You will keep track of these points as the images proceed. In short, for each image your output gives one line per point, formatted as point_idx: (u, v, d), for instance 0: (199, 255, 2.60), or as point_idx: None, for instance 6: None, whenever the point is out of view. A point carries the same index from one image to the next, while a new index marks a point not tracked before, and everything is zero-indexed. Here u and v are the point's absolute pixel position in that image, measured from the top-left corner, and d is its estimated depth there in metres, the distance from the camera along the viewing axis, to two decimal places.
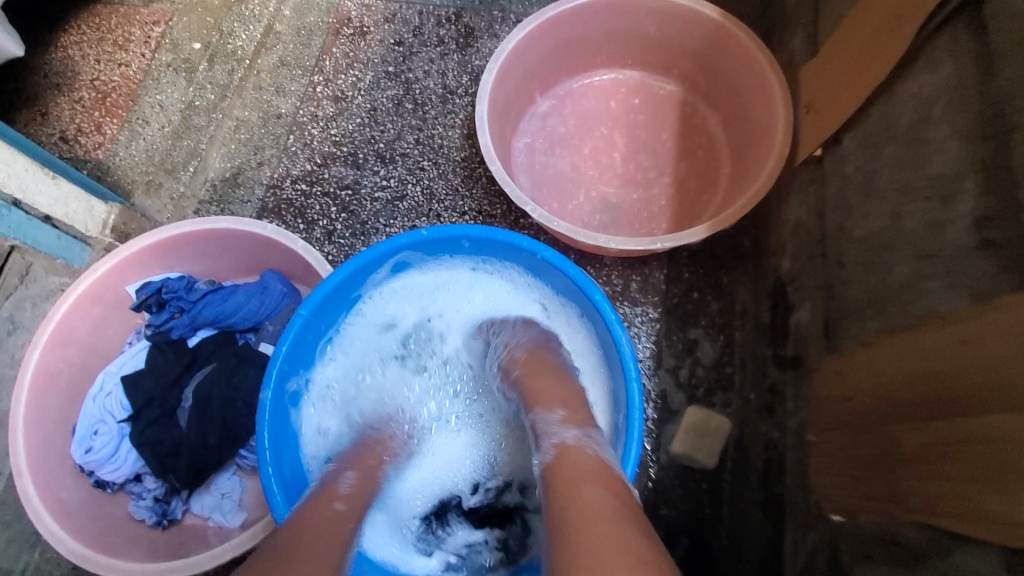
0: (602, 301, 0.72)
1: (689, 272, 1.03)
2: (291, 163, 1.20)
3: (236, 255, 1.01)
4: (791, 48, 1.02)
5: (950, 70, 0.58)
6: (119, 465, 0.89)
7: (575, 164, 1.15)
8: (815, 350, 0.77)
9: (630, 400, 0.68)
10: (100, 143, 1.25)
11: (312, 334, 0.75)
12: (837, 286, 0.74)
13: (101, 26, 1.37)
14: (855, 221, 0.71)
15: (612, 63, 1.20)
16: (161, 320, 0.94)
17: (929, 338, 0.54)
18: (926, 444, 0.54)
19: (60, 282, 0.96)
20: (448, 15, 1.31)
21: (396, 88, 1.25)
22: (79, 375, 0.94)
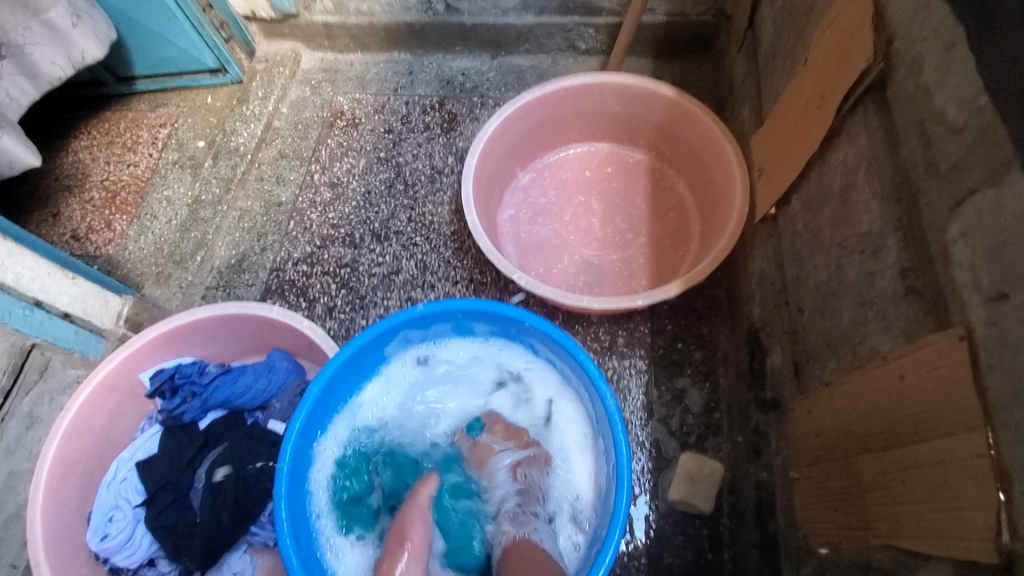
0: (587, 360, 0.80)
1: (671, 324, 1.10)
2: (292, 247, 1.29)
3: (243, 336, 1.07)
4: (742, 118, 1.14)
5: (866, 143, 0.67)
6: (134, 551, 0.90)
7: (558, 230, 1.25)
8: (789, 391, 0.83)
9: (619, 450, 0.74)
10: (110, 239, 1.33)
11: (322, 409, 0.82)
12: (801, 331, 0.81)
13: (111, 131, 1.50)
14: (808, 272, 0.79)
15: (583, 137, 1.32)
16: (172, 404, 0.99)
17: (875, 375, 0.60)
18: (883, 471, 0.59)
19: (76, 374, 1.00)
20: (432, 104, 1.45)
21: (387, 172, 1.36)
22: (93, 463, 0.97)
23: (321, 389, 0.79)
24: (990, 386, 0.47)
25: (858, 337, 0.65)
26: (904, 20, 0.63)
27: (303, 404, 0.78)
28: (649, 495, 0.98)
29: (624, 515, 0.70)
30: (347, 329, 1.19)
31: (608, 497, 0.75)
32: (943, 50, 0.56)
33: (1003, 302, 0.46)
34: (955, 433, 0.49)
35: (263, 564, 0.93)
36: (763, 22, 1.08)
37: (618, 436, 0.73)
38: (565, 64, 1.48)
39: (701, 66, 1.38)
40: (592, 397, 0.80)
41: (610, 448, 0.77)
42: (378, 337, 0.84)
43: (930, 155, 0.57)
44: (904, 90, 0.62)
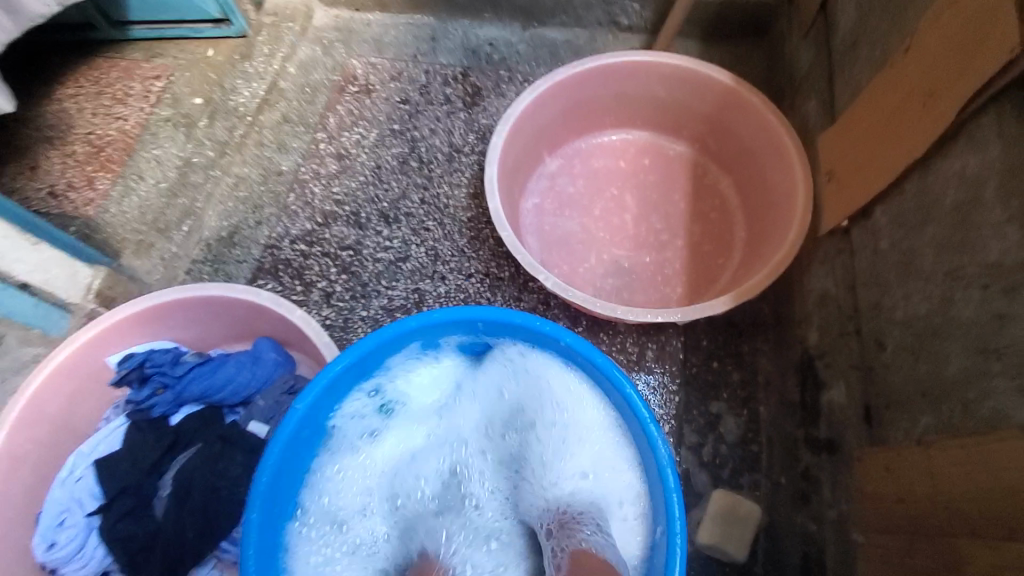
0: (633, 396, 0.67)
1: (708, 341, 0.98)
2: (290, 223, 1.16)
3: (227, 321, 0.95)
4: (806, 113, 1.00)
5: (999, 152, 0.55)
6: (85, 563, 0.78)
7: (586, 225, 1.12)
8: (854, 437, 0.71)
9: (671, 513, 0.62)
10: (91, 199, 1.20)
11: (310, 428, 0.69)
12: (877, 368, 0.69)
13: (100, 80, 1.36)
14: (895, 300, 0.67)
15: (620, 124, 1.18)
16: (141, 396, 0.87)
17: (1005, 446, 0.48)
18: (1001, 567, 0.47)
19: (35, 353, 0.88)
20: (454, 75, 1.31)
21: (400, 146, 1.23)
22: (47, 455, 0.85)
23: (309, 405, 0.67)
24: None
25: (971, 391, 0.53)
26: None
27: (285, 421, 0.65)
28: None
29: None
30: (344, 319, 1.07)
31: (653, 563, 0.63)
32: None
33: None
34: None
35: None
36: (842, 5, 0.94)
37: (671, 495, 0.62)
38: (604, 41, 1.34)
39: (756, 53, 1.24)
40: (637, 439, 0.68)
41: (658, 503, 0.65)
42: (383, 345, 0.71)
43: None
44: None
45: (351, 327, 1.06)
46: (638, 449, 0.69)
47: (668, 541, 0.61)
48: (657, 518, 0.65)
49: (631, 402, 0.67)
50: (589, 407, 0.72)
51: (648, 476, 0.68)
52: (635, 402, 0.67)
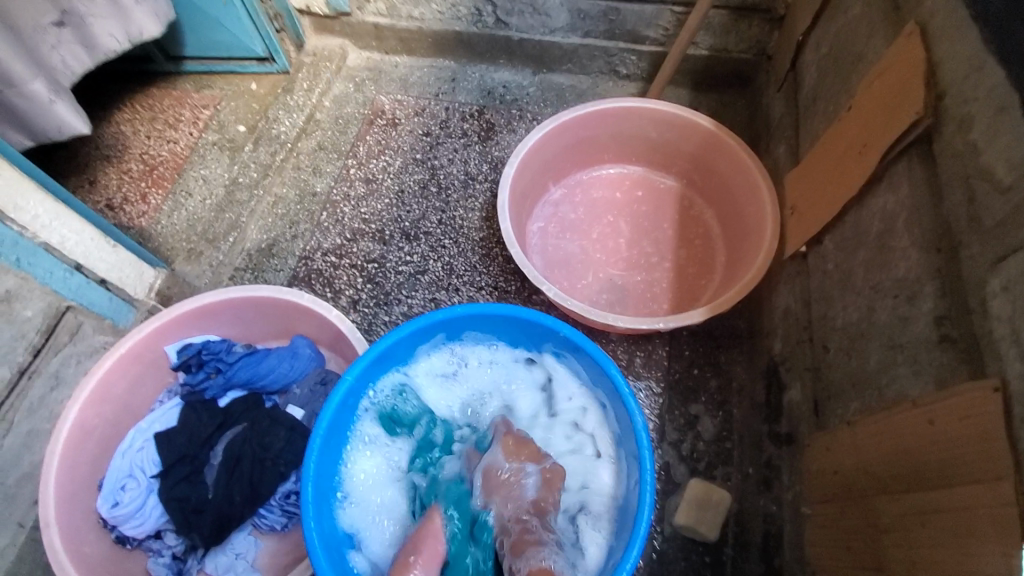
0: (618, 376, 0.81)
1: (689, 350, 1.12)
2: (323, 237, 1.31)
3: (270, 319, 1.08)
4: (777, 155, 1.16)
5: (908, 191, 0.70)
6: (143, 521, 0.91)
7: (585, 247, 1.27)
8: (807, 428, 0.84)
9: (644, 468, 0.75)
10: (144, 211, 1.35)
11: (354, 399, 0.83)
12: (823, 368, 0.82)
13: (154, 107, 1.53)
14: (837, 312, 0.81)
15: (617, 159, 1.34)
16: (196, 380, 1.00)
17: (900, 418, 0.62)
18: (903, 514, 0.60)
19: (104, 341, 1.01)
20: (471, 112, 1.48)
21: (422, 173, 1.39)
22: (109, 430, 0.99)
23: (356, 378, 0.81)
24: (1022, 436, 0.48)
25: (886, 380, 0.67)
26: (957, 79, 0.65)
27: (336, 391, 0.79)
28: (654, 517, 0.99)
29: (645, 529, 0.71)
30: (369, 323, 1.21)
31: (627, 513, 0.76)
32: (993, 113, 0.59)
33: None
34: (983, 480, 0.51)
35: (267, 548, 0.95)
36: (806, 66, 1.11)
37: (644, 453, 0.74)
38: (605, 86, 1.52)
39: (739, 101, 1.41)
40: (619, 413, 0.82)
41: (634, 464, 0.78)
42: (414, 334, 0.86)
43: (973, 210, 0.59)
44: (951, 145, 0.64)
45: (375, 330, 1.20)
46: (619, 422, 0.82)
47: (640, 490, 0.74)
48: (633, 477, 0.77)
49: (615, 381, 0.81)
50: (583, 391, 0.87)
51: (626, 444, 0.81)
52: (617, 381, 0.81)
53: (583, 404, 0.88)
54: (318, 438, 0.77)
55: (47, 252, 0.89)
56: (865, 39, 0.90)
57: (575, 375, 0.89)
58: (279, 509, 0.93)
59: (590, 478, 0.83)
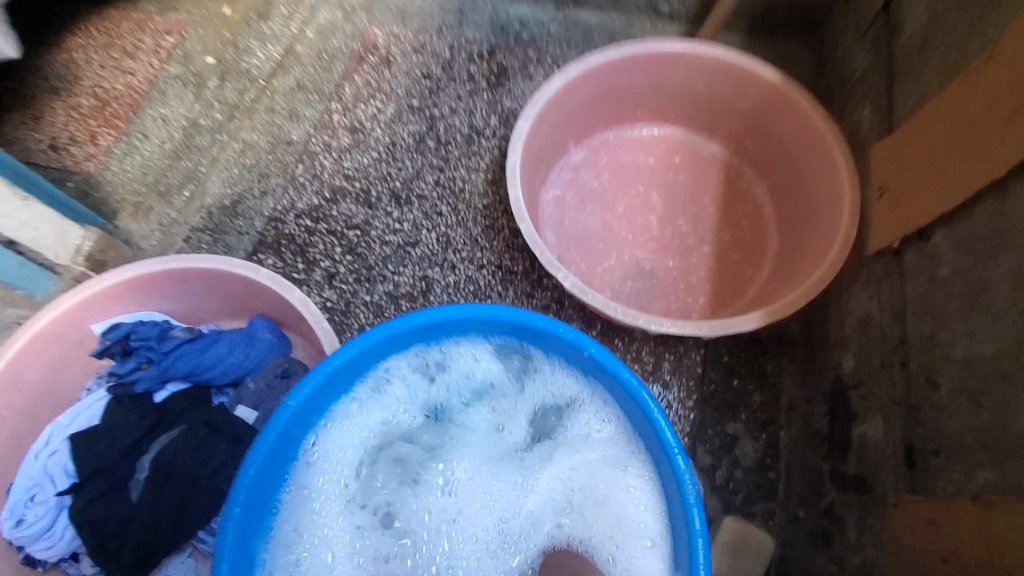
0: (660, 418, 0.61)
1: (729, 356, 0.93)
2: (297, 196, 1.10)
3: (222, 295, 0.89)
4: (858, 119, 0.93)
5: None
6: (53, 544, 0.73)
7: (608, 223, 1.05)
8: (891, 480, 0.65)
9: (695, 552, 0.56)
10: (92, 155, 1.15)
11: (298, 426, 0.63)
12: (924, 408, 0.62)
13: (111, 31, 1.30)
14: (954, 336, 0.60)
15: (653, 117, 1.11)
16: (122, 370, 0.80)
17: None
18: None
19: (17, 315, 0.84)
20: (480, 51, 1.24)
21: (418, 124, 1.17)
22: (24, 425, 0.81)
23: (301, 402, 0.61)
24: None
25: None
26: None
27: (275, 418, 0.59)
28: None
29: None
30: (346, 302, 1.01)
31: None
32: None
33: None
34: None
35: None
36: (911, 5, 0.86)
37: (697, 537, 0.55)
38: (641, 28, 1.26)
39: (804, 52, 1.16)
40: (660, 468, 0.62)
41: (678, 539, 0.59)
42: (391, 339, 0.65)
43: None
44: None
45: (353, 311, 1.01)
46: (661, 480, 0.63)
47: None
48: (677, 557, 0.59)
49: (656, 425, 0.61)
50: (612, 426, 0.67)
51: (668, 511, 0.61)
52: (660, 426, 0.61)
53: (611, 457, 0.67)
54: (246, 478, 0.58)
55: None
56: None
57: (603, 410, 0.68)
58: None
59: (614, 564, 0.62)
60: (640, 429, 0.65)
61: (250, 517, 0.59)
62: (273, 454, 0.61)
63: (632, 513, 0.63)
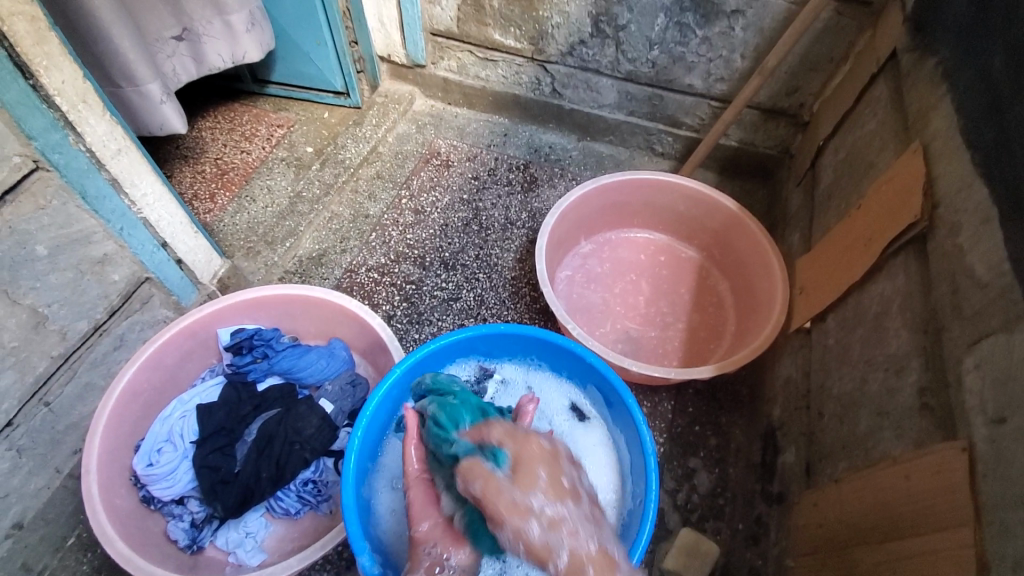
0: (633, 404, 0.89)
1: (693, 408, 1.20)
2: (369, 255, 1.43)
3: (315, 318, 1.18)
4: (791, 241, 1.29)
5: (904, 281, 0.81)
6: (172, 484, 0.97)
7: (606, 299, 1.38)
8: (797, 487, 0.91)
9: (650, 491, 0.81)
10: (211, 209, 1.49)
11: (393, 392, 0.92)
12: (817, 433, 0.90)
13: (234, 120, 1.70)
14: (834, 381, 0.90)
15: (645, 225, 1.48)
16: (242, 361, 1.09)
17: (883, 476, 0.69)
18: (878, 562, 0.66)
19: (166, 314, 1.10)
20: (517, 164, 1.64)
21: (466, 212, 1.53)
22: (154, 397, 1.05)
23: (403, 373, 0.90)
24: (984, 490, 0.56)
25: (872, 442, 0.75)
26: (950, 192, 0.76)
27: (385, 380, 0.88)
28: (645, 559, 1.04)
29: (644, 545, 0.76)
30: (400, 337, 1.30)
31: (628, 534, 0.82)
32: (979, 222, 0.69)
33: (1002, 424, 0.56)
34: (948, 526, 0.58)
35: (275, 531, 1.00)
36: (824, 167, 1.25)
37: (653, 478, 0.80)
38: (640, 160, 1.67)
39: (760, 190, 1.56)
40: (632, 442, 0.89)
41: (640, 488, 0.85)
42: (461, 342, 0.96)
43: (956, 300, 0.69)
44: (941, 246, 0.75)
45: (405, 345, 1.29)
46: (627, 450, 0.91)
47: (645, 513, 0.80)
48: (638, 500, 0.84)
49: (629, 407, 0.89)
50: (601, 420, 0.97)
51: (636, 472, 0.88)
52: (633, 410, 0.89)
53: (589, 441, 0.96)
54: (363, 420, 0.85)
55: (145, 227, 0.99)
56: (876, 150, 1.03)
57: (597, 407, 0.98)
58: (295, 494, 0.99)
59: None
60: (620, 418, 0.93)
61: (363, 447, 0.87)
62: (377, 408, 0.88)
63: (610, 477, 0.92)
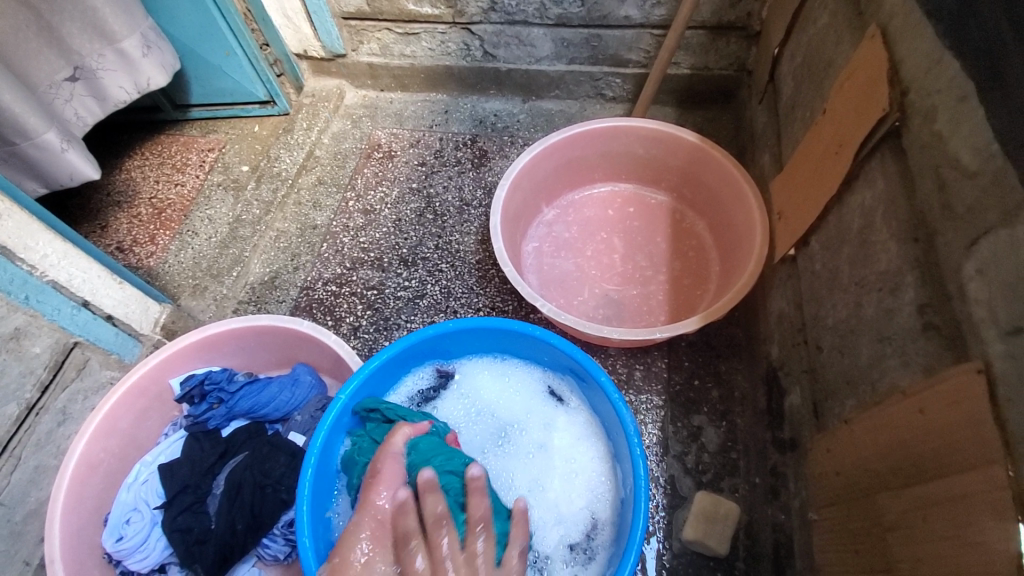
0: (607, 381, 0.84)
1: (689, 361, 1.11)
2: (323, 267, 1.34)
3: (272, 348, 1.10)
4: (763, 164, 1.19)
5: (883, 186, 0.71)
6: (147, 554, 0.90)
7: (580, 265, 1.28)
8: (808, 431, 0.83)
9: (637, 473, 0.77)
10: (152, 252, 1.38)
11: (347, 418, 0.87)
12: (819, 368, 0.82)
13: (162, 153, 1.59)
14: (827, 310, 0.81)
15: (607, 178, 1.37)
16: (199, 411, 1.02)
17: (897, 411, 0.61)
18: (906, 510, 0.58)
19: (111, 376, 1.02)
20: (464, 141, 1.53)
21: (418, 202, 1.43)
22: (115, 466, 0.98)
23: (349, 396, 0.85)
24: (1009, 417, 0.47)
25: (876, 373, 0.67)
26: (918, 76, 0.66)
27: (330, 408, 0.83)
28: (662, 533, 0.96)
29: (640, 537, 0.72)
30: (369, 348, 1.22)
31: (625, 522, 0.78)
32: (955, 102, 0.59)
33: (1020, 335, 0.48)
34: (977, 466, 0.50)
35: None
36: (783, 77, 1.14)
37: (638, 459, 0.76)
38: (593, 110, 1.56)
39: (725, 116, 1.45)
40: (613, 422, 0.84)
41: (629, 469, 0.80)
42: (412, 348, 0.90)
43: (945, 198, 0.60)
44: (919, 138, 0.65)
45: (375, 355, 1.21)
46: (613, 433, 0.86)
47: (637, 496, 0.76)
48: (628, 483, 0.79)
49: (604, 387, 0.84)
50: (577, 403, 0.92)
51: (622, 453, 0.82)
52: (607, 388, 0.84)
53: (575, 431, 0.90)
54: (312, 457, 0.80)
55: (55, 290, 0.91)
56: (833, 45, 0.92)
57: (571, 391, 0.92)
58: (282, 538, 0.93)
59: (577, 507, 0.84)
60: (596, 396, 0.88)
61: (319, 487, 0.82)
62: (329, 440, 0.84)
63: (597, 463, 0.87)
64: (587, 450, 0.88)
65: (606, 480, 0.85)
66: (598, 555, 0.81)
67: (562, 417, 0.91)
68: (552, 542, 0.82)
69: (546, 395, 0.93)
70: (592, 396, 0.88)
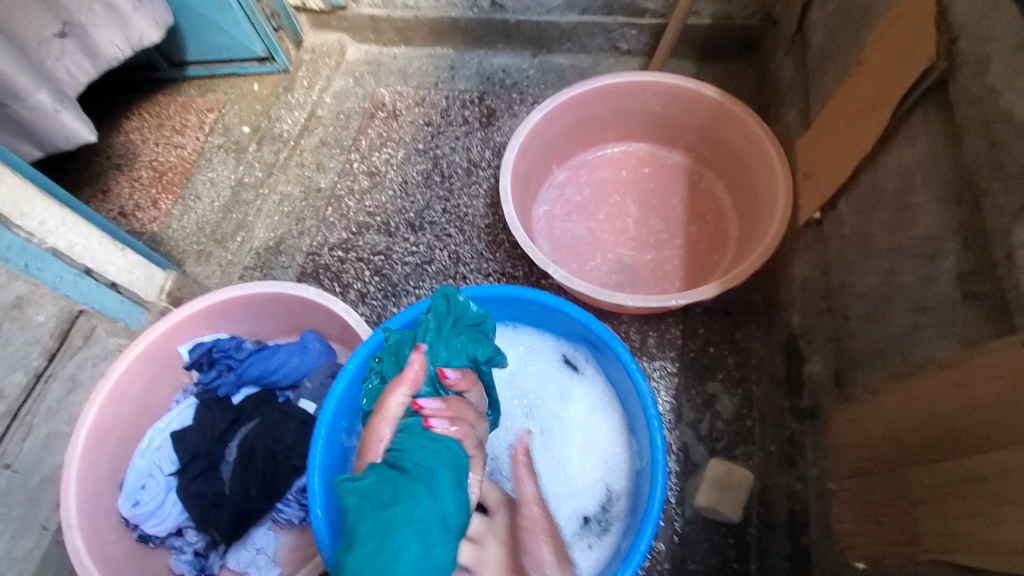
0: (622, 351, 0.82)
1: (704, 328, 1.08)
2: (329, 232, 1.31)
3: (279, 315, 1.08)
4: (787, 120, 1.12)
5: (924, 144, 0.66)
6: (163, 519, 0.92)
7: (592, 229, 1.24)
8: (829, 400, 0.81)
9: (654, 445, 0.76)
10: (155, 217, 1.35)
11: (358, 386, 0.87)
12: (845, 337, 0.79)
13: (160, 114, 1.53)
14: (855, 277, 0.77)
15: (622, 137, 1.31)
16: (209, 378, 1.02)
17: (931, 384, 0.58)
18: (934, 485, 0.56)
19: (119, 343, 1.01)
20: (471, 99, 1.46)
21: (424, 163, 1.38)
22: (129, 432, 0.99)
23: (357, 365, 0.85)
24: None
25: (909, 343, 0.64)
26: (969, 20, 0.61)
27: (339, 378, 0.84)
28: (674, 499, 0.96)
29: (656, 510, 0.72)
30: (378, 315, 1.21)
31: (640, 493, 0.77)
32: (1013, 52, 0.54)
33: None
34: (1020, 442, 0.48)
35: (287, 542, 0.94)
36: (813, 26, 1.06)
37: (654, 431, 0.75)
38: (606, 64, 1.48)
39: (746, 70, 1.37)
40: (629, 392, 0.83)
41: (645, 440, 0.79)
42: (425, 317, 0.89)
43: (996, 156, 0.55)
44: (967, 91, 0.60)
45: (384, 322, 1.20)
46: (629, 403, 0.84)
47: (653, 468, 0.75)
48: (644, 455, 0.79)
49: (620, 357, 0.82)
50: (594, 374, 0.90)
51: (639, 424, 0.81)
52: (623, 358, 0.82)
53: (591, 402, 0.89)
54: (321, 427, 0.81)
55: (56, 257, 0.89)
56: None
57: (588, 361, 0.91)
58: (296, 502, 0.93)
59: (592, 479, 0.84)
60: (611, 366, 0.86)
61: (332, 456, 0.83)
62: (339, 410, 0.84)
63: (613, 434, 0.86)
64: (603, 421, 0.87)
65: (622, 451, 0.84)
66: (613, 526, 0.81)
67: (578, 387, 0.90)
68: (568, 512, 0.83)
69: (563, 365, 0.92)
70: (608, 366, 0.87)
